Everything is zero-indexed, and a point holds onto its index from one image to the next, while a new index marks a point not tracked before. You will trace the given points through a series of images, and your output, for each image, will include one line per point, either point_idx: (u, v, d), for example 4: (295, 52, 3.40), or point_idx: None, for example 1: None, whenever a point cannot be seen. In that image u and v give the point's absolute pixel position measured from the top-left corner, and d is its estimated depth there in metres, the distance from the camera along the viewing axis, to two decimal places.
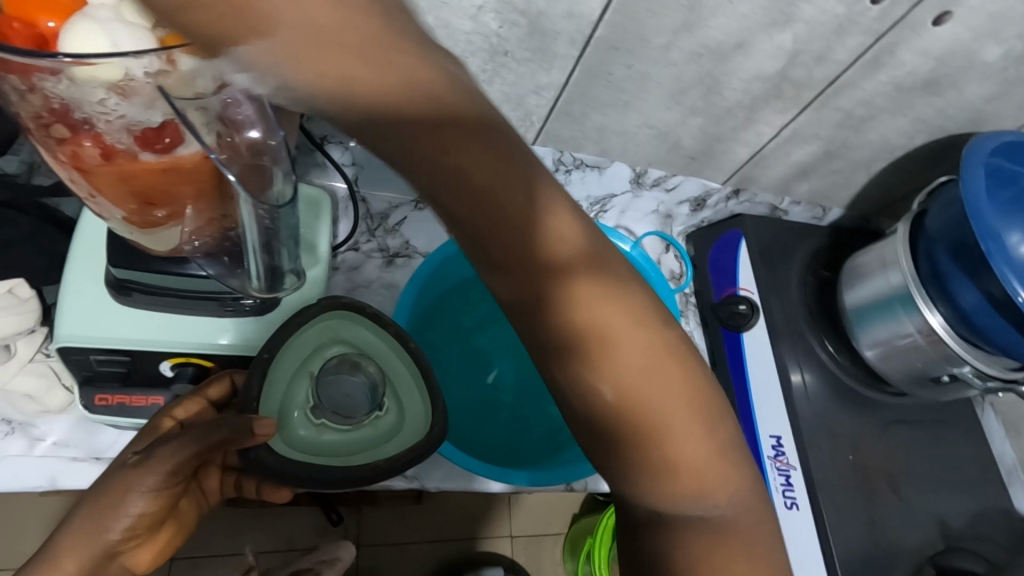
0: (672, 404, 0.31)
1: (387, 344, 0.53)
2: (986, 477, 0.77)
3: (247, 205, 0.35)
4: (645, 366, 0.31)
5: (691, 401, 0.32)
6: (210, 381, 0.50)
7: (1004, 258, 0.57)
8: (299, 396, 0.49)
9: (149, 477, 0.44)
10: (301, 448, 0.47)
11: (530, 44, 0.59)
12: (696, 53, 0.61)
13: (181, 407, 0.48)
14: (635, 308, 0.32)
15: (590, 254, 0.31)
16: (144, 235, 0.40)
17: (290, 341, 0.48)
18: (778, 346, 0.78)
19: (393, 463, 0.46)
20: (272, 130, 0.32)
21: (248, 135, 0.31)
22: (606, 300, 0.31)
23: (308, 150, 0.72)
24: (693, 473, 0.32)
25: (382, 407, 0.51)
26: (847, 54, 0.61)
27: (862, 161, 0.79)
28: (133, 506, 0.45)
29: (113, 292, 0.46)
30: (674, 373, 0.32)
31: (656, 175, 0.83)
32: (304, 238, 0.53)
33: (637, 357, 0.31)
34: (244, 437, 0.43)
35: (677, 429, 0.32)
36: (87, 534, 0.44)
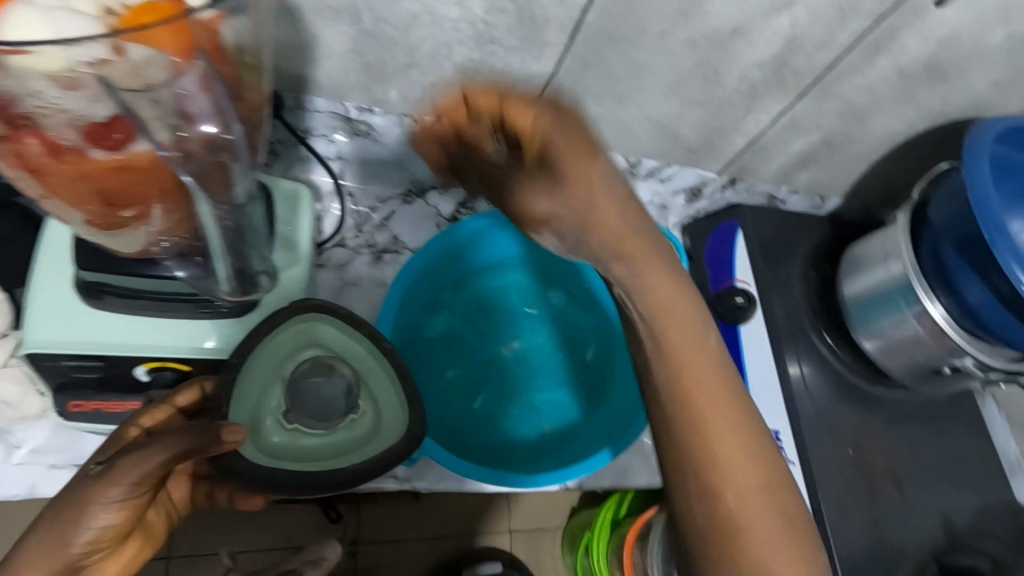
0: (721, 413, 0.42)
1: (361, 344, 0.50)
2: (989, 472, 0.76)
3: (206, 205, 0.35)
4: (734, 440, 0.41)
5: (734, 414, 0.42)
6: (180, 390, 0.47)
7: (1010, 249, 0.55)
8: (272, 402, 0.48)
9: (110, 489, 0.41)
10: (274, 455, 0.45)
11: (521, 33, 0.57)
12: (694, 41, 0.59)
13: (148, 416, 0.45)
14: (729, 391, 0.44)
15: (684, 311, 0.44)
16: (109, 237, 0.38)
17: (260, 346, 0.46)
18: (775, 340, 0.76)
19: (369, 466, 0.45)
20: (227, 124, 0.32)
21: (201, 128, 0.31)
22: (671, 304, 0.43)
23: (292, 145, 0.69)
24: (738, 481, 0.41)
25: (358, 410, 0.49)
26: (848, 38, 0.59)
27: (863, 151, 0.77)
28: (96, 519, 0.42)
29: (84, 296, 0.44)
30: (725, 391, 0.43)
31: (650, 165, 0.79)
32: (283, 236, 0.51)
33: (728, 434, 0.41)
34: (212, 445, 0.41)
35: (728, 441, 0.41)
36: (46, 549, 0.42)
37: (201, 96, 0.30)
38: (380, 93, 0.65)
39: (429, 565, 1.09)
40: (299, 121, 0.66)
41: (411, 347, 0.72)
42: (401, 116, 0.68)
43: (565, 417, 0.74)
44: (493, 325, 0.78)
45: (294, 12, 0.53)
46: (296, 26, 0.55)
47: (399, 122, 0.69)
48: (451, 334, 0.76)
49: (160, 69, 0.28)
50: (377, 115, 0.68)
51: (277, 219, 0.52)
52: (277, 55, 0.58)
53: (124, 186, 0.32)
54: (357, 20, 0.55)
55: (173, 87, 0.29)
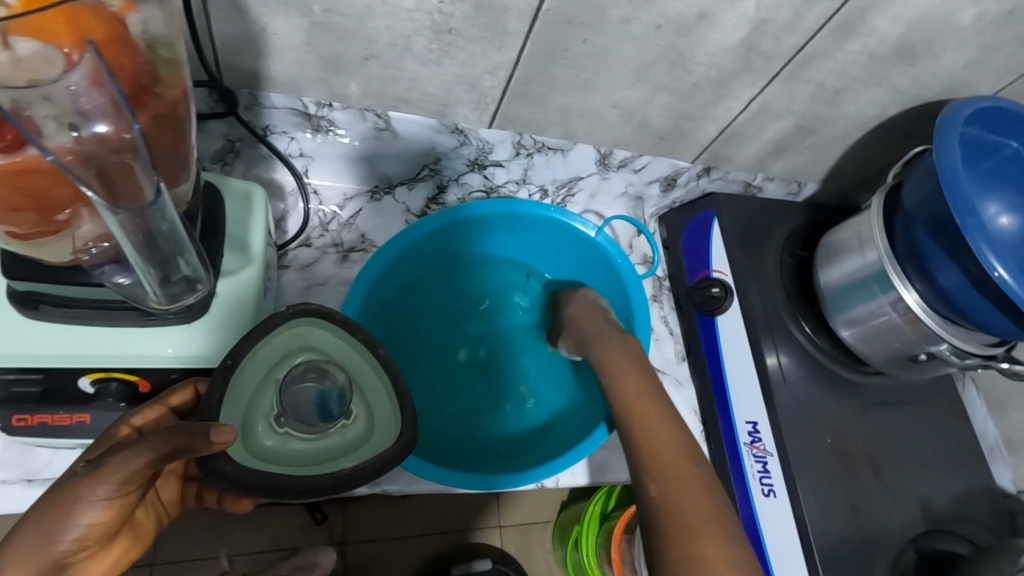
0: (653, 412, 0.51)
1: (357, 351, 0.49)
2: (970, 455, 0.76)
3: (106, 215, 0.32)
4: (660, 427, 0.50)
5: (661, 421, 0.50)
6: (172, 390, 0.46)
7: (982, 234, 0.54)
8: (263, 405, 0.46)
9: (98, 487, 0.39)
10: (263, 458, 0.43)
11: (478, 21, 0.55)
12: (657, 25, 0.57)
13: (139, 414, 0.44)
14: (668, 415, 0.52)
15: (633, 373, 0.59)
16: (27, 247, 0.36)
17: (254, 348, 0.45)
18: (752, 330, 0.75)
19: (361, 471, 0.43)
20: (125, 124, 0.31)
21: (95, 128, 0.31)
22: (613, 352, 0.60)
23: (252, 143, 0.67)
24: (666, 474, 0.45)
25: (350, 414, 0.47)
26: (815, 21, 0.58)
27: (837, 135, 0.75)
28: (83, 516, 0.40)
29: (19, 306, 0.42)
30: (655, 405, 0.52)
31: (623, 156, 0.78)
32: (234, 237, 0.49)
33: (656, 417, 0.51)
34: (199, 446, 0.38)
35: (657, 442, 0.48)
36: (31, 548, 0.39)
37: (93, 91, 0.30)
38: (339, 88, 0.63)
39: (419, 562, 1.08)
40: (257, 118, 0.64)
41: (387, 335, 0.73)
42: (364, 110, 0.66)
43: (538, 418, 0.73)
44: (474, 327, 0.78)
45: (239, 4, 0.51)
46: (243, 18, 0.52)
47: (361, 117, 0.66)
48: (430, 333, 0.76)
49: (55, 64, 0.29)
50: (336, 111, 0.65)
51: (229, 218, 0.50)
52: (226, 50, 0.56)
53: (30, 192, 0.31)
54: (306, 12, 0.52)
55: (63, 83, 0.29)
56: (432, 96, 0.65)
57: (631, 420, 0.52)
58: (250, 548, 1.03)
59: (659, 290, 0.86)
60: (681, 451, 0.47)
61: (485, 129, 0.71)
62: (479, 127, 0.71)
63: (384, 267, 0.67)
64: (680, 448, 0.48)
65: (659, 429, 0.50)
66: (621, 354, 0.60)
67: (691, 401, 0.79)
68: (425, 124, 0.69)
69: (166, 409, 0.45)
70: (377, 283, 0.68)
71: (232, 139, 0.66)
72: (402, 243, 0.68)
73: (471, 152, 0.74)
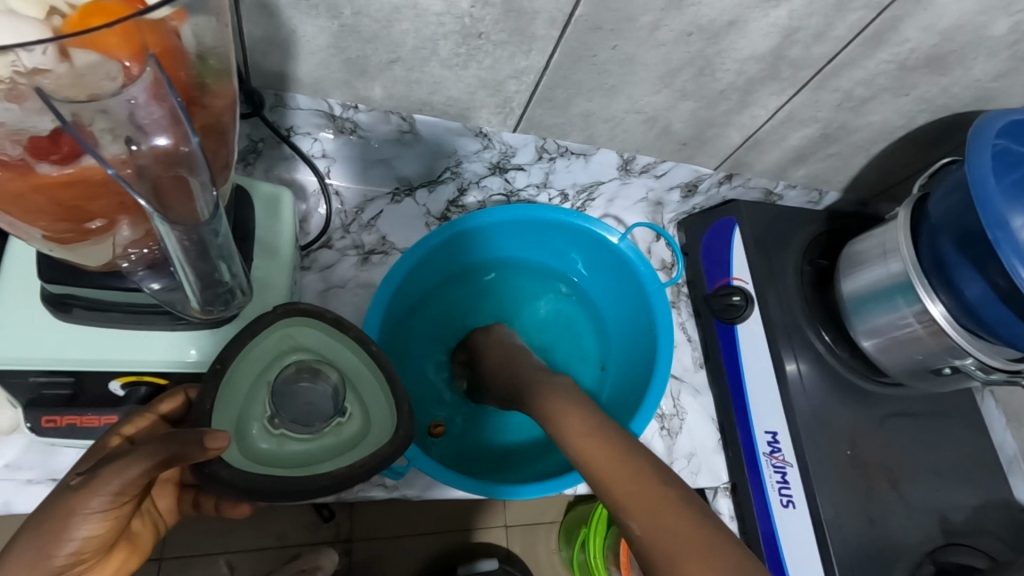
0: (601, 442, 0.49)
1: (350, 349, 0.48)
2: (985, 468, 0.75)
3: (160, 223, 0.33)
4: (609, 453, 0.48)
5: (619, 456, 0.47)
6: (162, 398, 0.45)
7: (1012, 246, 0.53)
8: (257, 407, 0.46)
9: (91, 500, 0.39)
10: (258, 460, 0.43)
11: (506, 26, 0.54)
12: (686, 32, 0.57)
13: (130, 423, 0.44)
14: (609, 438, 0.50)
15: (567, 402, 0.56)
16: (67, 251, 0.36)
17: (245, 351, 0.45)
18: (773, 339, 0.74)
19: (359, 469, 0.42)
20: (183, 136, 0.31)
21: (155, 142, 0.30)
22: (554, 399, 0.57)
23: (274, 143, 0.67)
24: (637, 506, 0.42)
25: (345, 413, 0.46)
26: (846, 30, 0.57)
27: (861, 144, 0.75)
28: (79, 530, 0.40)
29: (52, 309, 0.42)
30: (613, 441, 0.49)
31: (645, 162, 0.77)
32: (263, 241, 0.49)
33: (603, 446, 0.49)
34: (194, 453, 0.38)
35: (614, 470, 0.46)
36: (28, 561, 0.39)
37: (153, 105, 0.29)
38: (363, 90, 0.62)
39: (425, 560, 1.08)
40: (281, 119, 0.64)
41: (407, 339, 0.73)
42: (388, 112, 0.65)
43: None
44: None
45: (269, 7, 0.51)
46: (272, 20, 0.52)
47: (385, 119, 0.66)
48: (441, 351, 0.75)
49: (114, 77, 0.28)
50: (361, 113, 0.65)
51: (257, 222, 0.50)
52: (254, 52, 0.56)
53: (78, 203, 0.31)
54: (335, 14, 0.52)
55: (124, 97, 0.28)
56: (456, 99, 0.64)
57: (593, 470, 0.48)
58: (256, 544, 1.03)
59: (677, 298, 0.85)
60: (645, 479, 0.44)
61: (508, 133, 0.71)
62: (502, 131, 0.70)
63: (396, 287, 0.66)
64: (645, 478, 0.44)
65: (620, 468, 0.46)
66: (561, 398, 0.56)
67: (708, 408, 0.79)
68: (449, 127, 0.68)
69: (158, 417, 0.44)
70: (391, 302, 0.67)
71: (255, 139, 0.66)
72: (410, 260, 0.66)
73: (493, 156, 0.74)
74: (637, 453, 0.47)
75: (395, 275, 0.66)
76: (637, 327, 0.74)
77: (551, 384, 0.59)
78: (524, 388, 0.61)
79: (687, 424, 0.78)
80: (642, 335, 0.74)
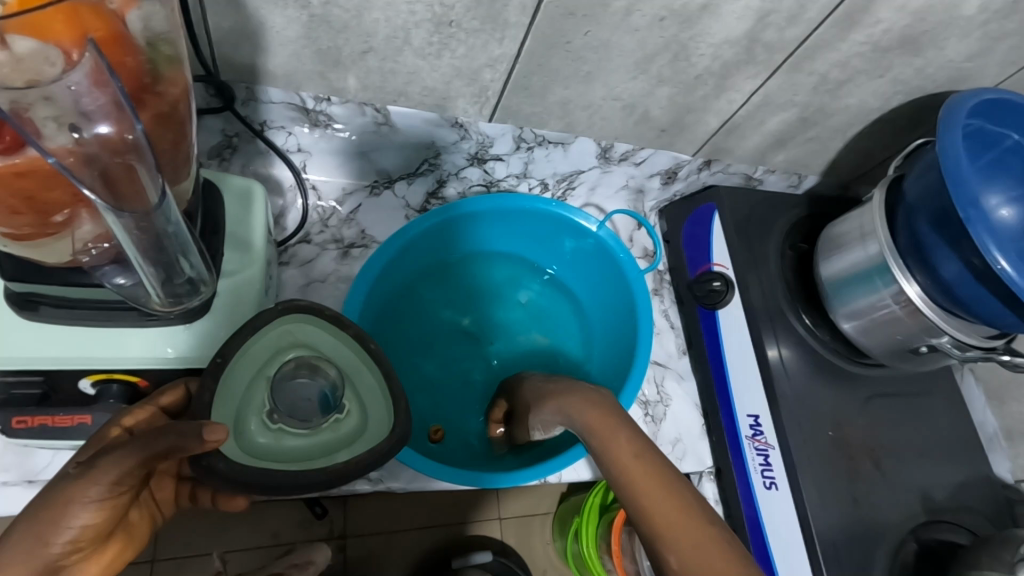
0: (639, 465, 0.45)
1: (350, 347, 0.48)
2: (969, 446, 0.76)
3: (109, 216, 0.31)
4: (648, 478, 0.43)
5: (666, 484, 0.42)
6: (163, 390, 0.45)
7: (984, 224, 0.54)
8: (255, 402, 0.45)
9: (90, 488, 0.39)
10: (256, 454, 0.42)
11: (478, 13, 0.54)
12: (660, 17, 0.56)
13: (129, 415, 0.43)
14: (647, 462, 0.45)
15: (604, 415, 0.52)
16: (24, 247, 0.36)
17: (246, 347, 0.45)
18: (754, 325, 0.74)
19: (356, 465, 0.42)
20: (127, 124, 0.30)
21: (97, 130, 0.29)
22: (599, 417, 0.52)
23: (249, 138, 0.66)
24: (682, 544, 0.38)
25: (342, 410, 0.46)
26: (819, 12, 0.57)
27: (839, 127, 0.75)
28: (76, 518, 0.40)
29: (19, 308, 0.41)
30: (658, 467, 0.44)
31: (624, 150, 0.78)
32: (235, 236, 0.49)
33: (643, 469, 0.44)
34: (192, 444, 0.38)
35: (652, 498, 0.42)
36: (25, 549, 0.39)
37: (95, 92, 0.29)
38: (337, 81, 0.61)
39: (420, 555, 1.08)
40: (254, 113, 0.64)
41: (397, 329, 0.74)
42: (363, 104, 0.65)
43: None
44: (472, 329, 0.78)
45: None
46: (239, 11, 0.51)
47: (361, 111, 0.65)
48: (428, 343, 0.75)
49: (54, 62, 0.28)
50: (335, 105, 0.64)
51: (228, 216, 0.49)
52: (221, 44, 0.55)
53: (30, 195, 0.30)
54: (304, 4, 0.51)
55: (64, 83, 0.28)
56: (432, 89, 0.64)
57: (636, 493, 0.43)
58: (249, 544, 1.03)
59: (659, 284, 0.86)
60: (693, 515, 0.39)
61: (485, 123, 0.71)
62: (479, 121, 0.70)
63: (374, 280, 0.66)
64: (694, 516, 0.39)
65: (665, 498, 0.41)
66: (601, 417, 0.52)
67: (693, 394, 0.80)
68: (426, 119, 0.68)
69: (158, 409, 0.44)
70: (371, 296, 0.67)
71: (229, 134, 0.65)
72: (387, 253, 0.66)
73: (472, 147, 0.73)
74: (683, 485, 0.42)
75: (372, 268, 0.66)
76: (619, 314, 0.74)
77: (590, 397, 0.55)
78: (560, 408, 0.56)
79: (672, 410, 0.78)
80: (622, 323, 0.74)
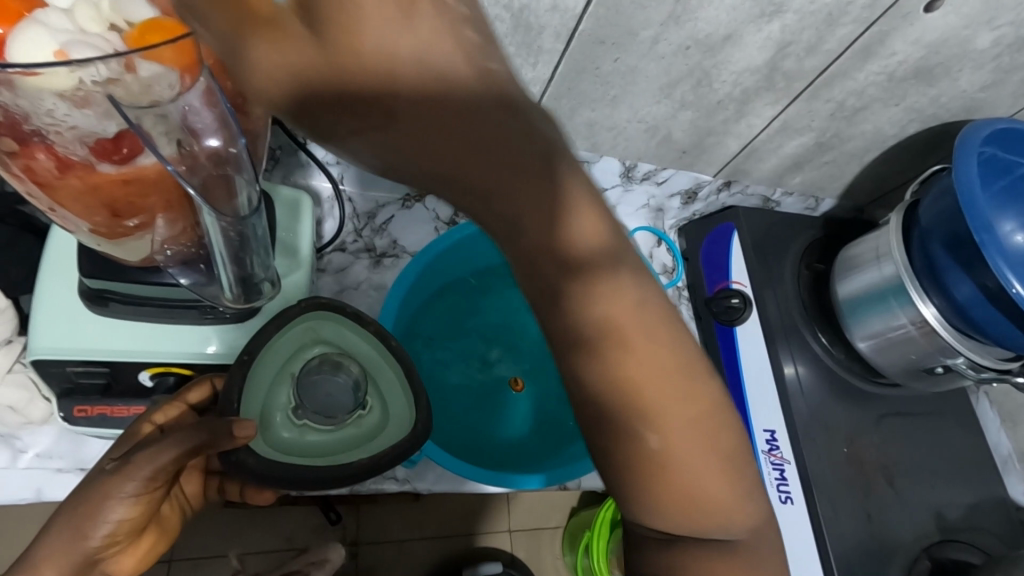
0: (651, 356, 0.27)
1: (369, 343, 0.51)
2: (981, 467, 0.77)
3: (211, 216, 0.35)
4: (662, 373, 0.28)
5: (686, 386, 0.28)
6: (189, 386, 0.48)
7: (998, 249, 0.56)
8: (280, 399, 0.49)
9: (125, 484, 0.42)
10: (283, 450, 0.46)
11: (514, 40, 0.57)
12: (685, 45, 0.60)
13: (161, 411, 0.47)
14: (643, 340, 0.27)
15: (610, 250, 0.27)
16: (112, 245, 0.39)
17: (271, 343, 0.48)
18: (771, 341, 0.77)
19: (380, 459, 0.45)
20: (231, 138, 0.33)
21: (207, 144, 0.32)
22: (612, 277, 0.26)
23: (291, 151, 0.70)
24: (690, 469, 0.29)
25: (364, 406, 0.50)
26: (837, 43, 0.60)
27: (855, 152, 0.78)
28: (112, 513, 0.43)
29: (89, 303, 0.45)
30: (678, 366, 0.28)
31: (646, 169, 0.81)
32: (284, 241, 0.52)
33: (643, 358, 0.27)
34: (223, 442, 0.41)
35: (658, 407, 0.28)
36: (65, 542, 0.43)
37: (205, 111, 0.31)
38: None
39: (431, 564, 1.10)
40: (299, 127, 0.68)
41: (419, 330, 0.76)
42: None
43: (552, 421, 0.75)
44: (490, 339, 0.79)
45: None
46: None
47: None
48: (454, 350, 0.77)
49: (172, 85, 0.30)
50: None
51: (278, 224, 0.53)
52: None
53: (130, 200, 0.34)
54: None
55: (179, 103, 0.30)
56: None
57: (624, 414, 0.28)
58: (263, 547, 1.05)
59: (677, 302, 0.86)
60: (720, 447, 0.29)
61: None
62: None
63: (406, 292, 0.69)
64: (713, 445, 0.29)
65: (681, 423, 0.28)
66: (634, 317, 0.27)
67: None
68: None
69: (186, 406, 0.47)
70: (403, 305, 0.70)
71: (274, 146, 0.69)
72: (417, 264, 0.70)
73: None
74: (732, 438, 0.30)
75: (403, 281, 0.70)
76: None
77: (638, 280, 0.27)
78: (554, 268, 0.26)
79: None
80: None
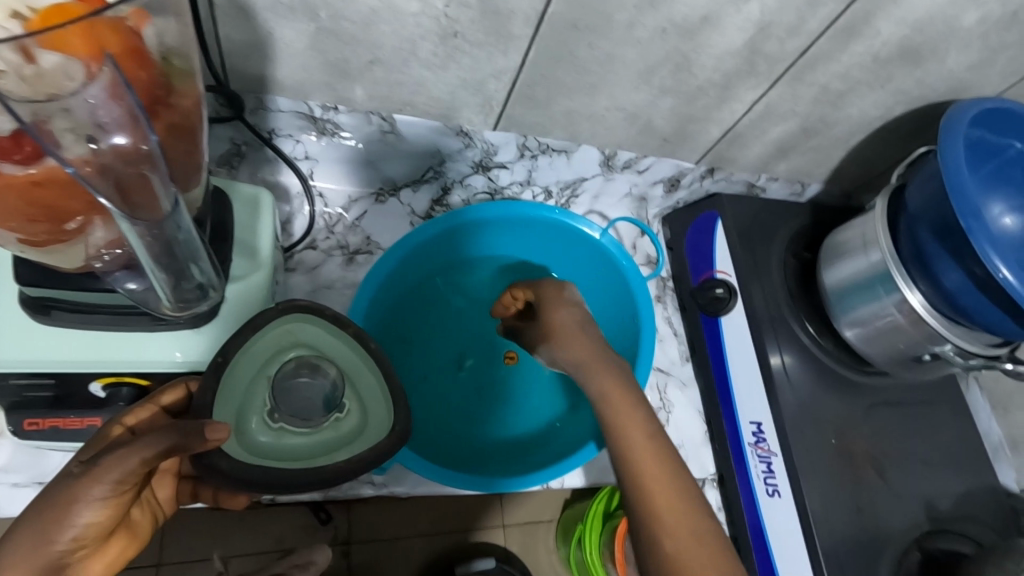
0: (651, 448, 0.49)
1: (349, 345, 0.49)
2: (972, 456, 0.76)
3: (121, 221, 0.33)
4: (657, 459, 0.48)
5: (666, 466, 0.48)
6: (164, 388, 0.45)
7: (986, 235, 0.54)
8: (256, 402, 0.46)
9: (93, 486, 0.40)
10: (258, 454, 0.44)
11: (482, 26, 0.55)
12: (662, 29, 0.57)
13: (131, 414, 0.44)
14: (641, 429, 0.50)
15: (623, 385, 0.54)
16: (38, 252, 0.37)
17: (247, 346, 0.46)
18: (757, 331, 0.75)
19: (358, 462, 0.43)
20: (142, 134, 0.31)
21: (112, 140, 0.31)
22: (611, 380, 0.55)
23: (257, 147, 0.67)
24: (678, 526, 0.44)
25: (343, 408, 0.47)
26: (819, 24, 0.58)
27: (841, 136, 0.76)
28: (80, 516, 0.41)
29: (31, 312, 0.42)
30: (662, 456, 0.48)
31: (626, 157, 0.78)
32: (242, 241, 0.50)
33: (643, 440, 0.49)
34: (195, 443, 0.39)
35: (656, 479, 0.47)
36: (27, 548, 0.40)
37: (112, 104, 0.30)
38: (344, 92, 0.63)
39: (424, 562, 1.08)
40: (262, 121, 0.64)
41: (398, 327, 0.74)
42: (369, 113, 0.66)
43: (530, 426, 0.74)
44: (471, 335, 0.78)
45: (246, 11, 0.51)
46: (250, 24, 0.53)
47: (367, 120, 0.66)
48: (435, 347, 0.76)
49: (74, 76, 0.29)
50: (342, 114, 0.65)
51: (236, 224, 0.50)
52: (232, 56, 0.56)
53: (47, 203, 0.32)
54: (312, 18, 0.53)
55: (83, 97, 0.29)
56: (437, 100, 0.65)
57: (632, 473, 0.47)
58: (251, 549, 1.03)
59: (663, 292, 0.85)
60: (692, 509, 0.45)
61: (488, 132, 0.71)
62: (483, 130, 0.71)
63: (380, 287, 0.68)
64: (690, 502, 0.46)
65: (666, 487, 0.46)
66: (637, 425, 0.51)
67: (695, 401, 0.79)
68: (430, 128, 0.69)
69: (159, 409, 0.44)
70: (377, 301, 0.69)
71: (238, 142, 0.66)
72: (391, 261, 0.69)
73: (476, 155, 0.74)
74: (705, 518, 0.45)
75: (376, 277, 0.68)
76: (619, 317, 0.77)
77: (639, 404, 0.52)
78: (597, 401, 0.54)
79: (674, 417, 0.78)
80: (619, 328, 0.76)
